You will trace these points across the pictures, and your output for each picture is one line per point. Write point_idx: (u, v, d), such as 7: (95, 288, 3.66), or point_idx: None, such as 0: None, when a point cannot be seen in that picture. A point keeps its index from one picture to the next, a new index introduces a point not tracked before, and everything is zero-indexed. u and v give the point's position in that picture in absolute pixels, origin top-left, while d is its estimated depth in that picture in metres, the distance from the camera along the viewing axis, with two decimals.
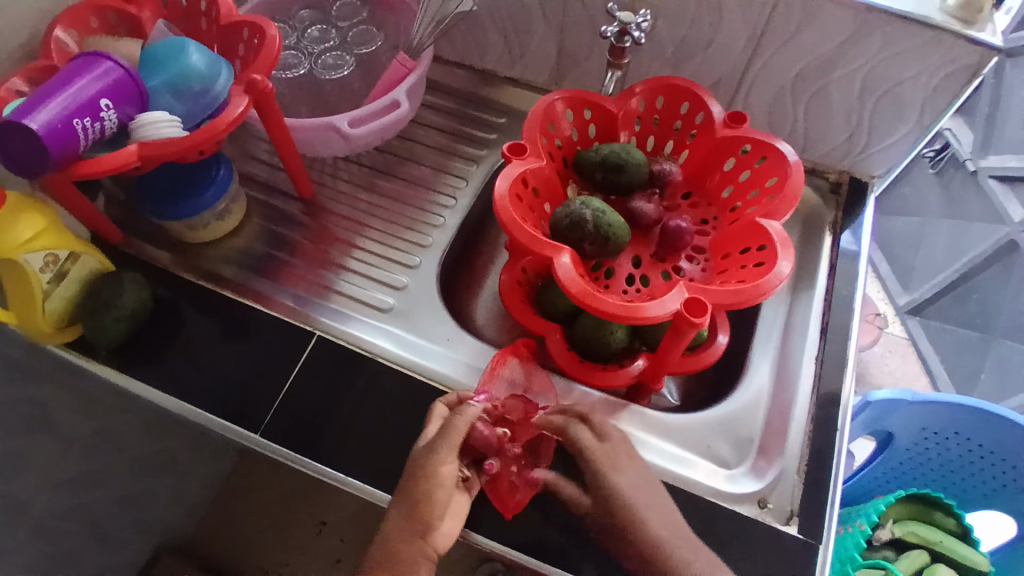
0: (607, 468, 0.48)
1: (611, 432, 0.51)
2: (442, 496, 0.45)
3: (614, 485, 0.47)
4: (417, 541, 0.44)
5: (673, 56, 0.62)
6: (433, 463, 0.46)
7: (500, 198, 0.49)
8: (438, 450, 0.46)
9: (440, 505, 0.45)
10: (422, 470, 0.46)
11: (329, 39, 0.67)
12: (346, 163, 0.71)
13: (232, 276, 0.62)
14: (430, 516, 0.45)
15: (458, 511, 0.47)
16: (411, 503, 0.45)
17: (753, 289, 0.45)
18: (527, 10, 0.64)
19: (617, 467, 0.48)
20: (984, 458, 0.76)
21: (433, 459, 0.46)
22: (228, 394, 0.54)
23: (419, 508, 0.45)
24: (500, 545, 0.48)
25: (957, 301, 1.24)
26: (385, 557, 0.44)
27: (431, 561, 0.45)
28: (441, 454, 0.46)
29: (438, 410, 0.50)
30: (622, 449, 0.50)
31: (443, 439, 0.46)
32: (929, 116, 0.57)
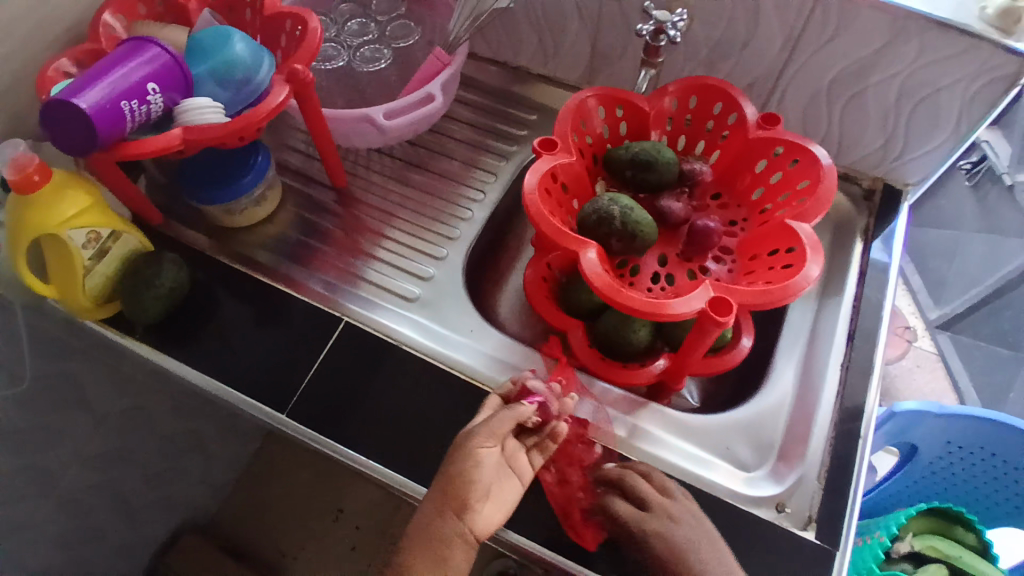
0: (652, 531, 0.47)
1: (649, 495, 0.48)
2: (483, 478, 0.45)
3: (660, 550, 0.46)
4: (456, 520, 0.44)
5: (708, 57, 0.62)
6: (472, 448, 0.45)
7: (529, 192, 0.50)
8: (484, 436, 0.46)
9: (482, 489, 0.45)
10: (462, 453, 0.45)
11: (367, 32, 0.69)
12: (379, 155, 0.72)
13: (264, 261, 0.64)
14: (470, 498, 0.44)
15: (502, 500, 0.46)
16: (453, 487, 0.44)
17: (781, 290, 0.45)
18: (562, 8, 0.65)
19: (661, 530, 0.46)
20: (1011, 476, 0.74)
21: (475, 444, 0.45)
22: (258, 374, 0.56)
23: (460, 491, 0.44)
24: (526, 540, 0.48)
25: (990, 316, 1.21)
26: (423, 534, 0.44)
27: (471, 544, 0.44)
28: (483, 438, 0.46)
29: (492, 402, 0.51)
30: (665, 512, 0.47)
31: (490, 427, 0.46)
32: (966, 124, 0.56)
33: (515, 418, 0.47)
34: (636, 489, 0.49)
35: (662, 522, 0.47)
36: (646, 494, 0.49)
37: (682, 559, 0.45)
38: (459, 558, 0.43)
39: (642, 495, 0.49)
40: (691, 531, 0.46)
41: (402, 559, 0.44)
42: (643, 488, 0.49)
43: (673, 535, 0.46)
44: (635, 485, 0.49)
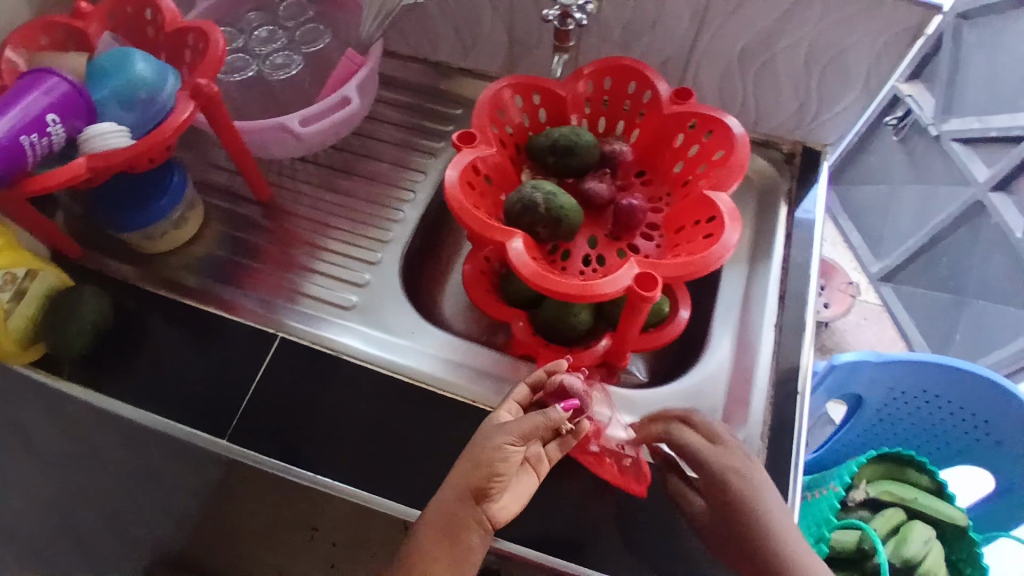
0: (726, 468, 0.46)
1: (717, 434, 0.49)
2: (508, 471, 0.43)
3: (734, 485, 0.45)
4: (476, 508, 0.42)
5: (621, 37, 0.62)
6: (501, 440, 0.43)
7: (450, 187, 0.49)
8: (513, 429, 0.44)
9: (504, 481, 0.43)
10: (488, 445, 0.43)
11: (276, 40, 0.67)
12: (304, 164, 0.71)
13: (193, 284, 0.62)
14: (492, 488, 0.43)
15: (518, 490, 0.45)
16: (478, 478, 0.42)
17: (702, 260, 0.46)
18: (474, 0, 0.64)
19: (733, 466, 0.46)
20: (956, 415, 0.77)
21: (505, 437, 0.44)
22: (196, 400, 0.55)
23: (486, 482, 0.42)
24: (513, 546, 0.48)
25: (928, 264, 1.26)
26: (442, 521, 0.42)
27: (486, 533, 0.42)
28: (512, 432, 0.44)
29: (521, 392, 0.50)
30: (735, 450, 0.47)
31: (522, 422, 0.44)
32: (875, 81, 0.58)
33: (546, 422, 0.44)
34: (705, 428, 0.49)
35: (735, 459, 0.47)
36: (716, 433, 0.49)
37: (754, 495, 0.45)
38: (476, 545, 0.42)
39: (711, 433, 0.49)
40: (759, 470, 0.46)
41: (415, 549, 0.42)
42: (714, 427, 0.49)
43: (747, 471, 0.46)
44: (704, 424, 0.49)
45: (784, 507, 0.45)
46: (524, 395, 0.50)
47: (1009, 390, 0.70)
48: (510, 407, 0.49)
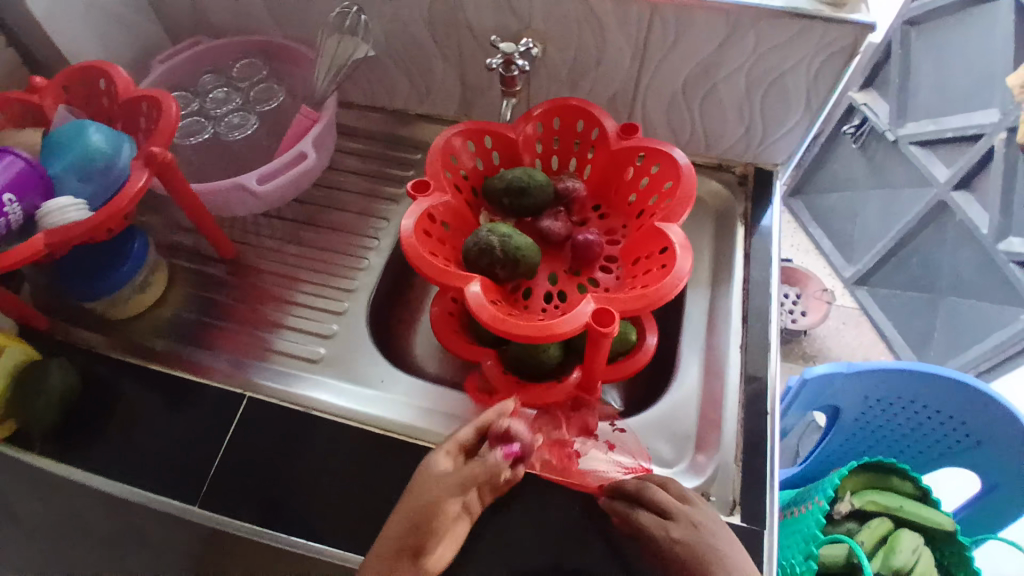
0: (670, 543, 0.44)
1: (668, 504, 0.46)
2: (441, 524, 0.44)
3: (683, 561, 0.43)
4: (412, 563, 0.42)
5: (568, 76, 0.64)
6: (434, 493, 0.43)
7: (406, 237, 0.49)
8: (448, 485, 0.44)
9: (438, 535, 0.44)
10: (422, 499, 0.43)
11: (231, 100, 0.69)
12: (267, 219, 0.71)
13: (162, 348, 0.62)
14: (428, 543, 0.43)
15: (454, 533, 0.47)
16: (410, 537, 0.42)
17: (657, 291, 0.47)
18: (424, 50, 0.66)
19: (676, 540, 0.44)
20: (934, 418, 0.77)
21: (440, 489, 0.43)
22: (166, 467, 0.54)
23: (418, 537, 0.43)
24: None
25: (899, 265, 1.28)
26: None
27: None
28: (447, 487, 0.44)
29: (460, 436, 0.47)
30: (686, 521, 0.45)
31: (458, 474, 0.44)
32: (816, 101, 0.59)
33: (486, 474, 0.45)
34: (655, 500, 0.47)
35: (683, 532, 0.45)
36: (666, 502, 0.46)
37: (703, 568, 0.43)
38: None
39: (660, 503, 0.47)
40: (719, 534, 0.44)
41: None
42: (663, 496, 0.47)
43: (695, 543, 0.44)
44: (653, 493, 0.47)
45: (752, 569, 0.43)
46: (467, 437, 0.47)
47: (980, 389, 0.71)
48: (444, 453, 0.46)
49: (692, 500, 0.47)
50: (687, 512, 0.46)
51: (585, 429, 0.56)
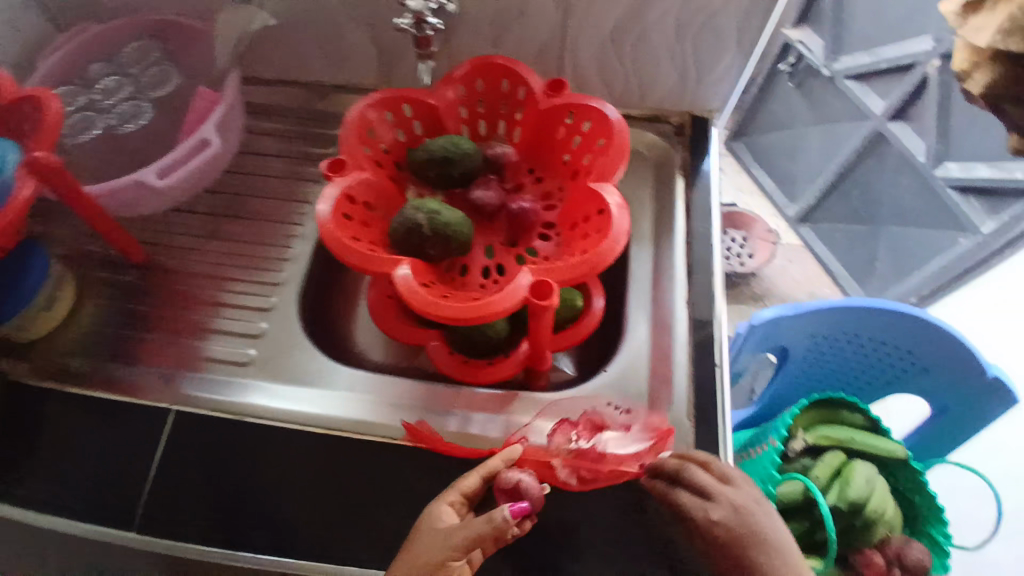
0: (705, 525, 0.42)
1: (705, 483, 0.43)
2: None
3: (720, 544, 0.41)
4: None
5: (490, 31, 0.59)
6: (441, 556, 0.39)
7: (323, 223, 0.45)
8: (453, 549, 0.39)
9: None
10: (429, 561, 0.39)
11: (121, 88, 0.62)
12: (178, 214, 0.65)
13: (79, 368, 0.56)
14: None
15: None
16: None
17: (595, 257, 0.45)
18: (332, 15, 0.60)
19: (711, 522, 0.41)
20: (881, 349, 0.78)
21: (446, 551, 0.39)
22: (93, 495, 0.50)
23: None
24: None
25: (840, 199, 1.29)
26: None
27: None
28: (454, 550, 0.39)
29: (466, 483, 0.45)
30: (724, 502, 0.42)
31: (463, 537, 0.39)
32: (748, 41, 0.57)
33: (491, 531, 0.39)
34: (692, 478, 0.44)
35: (722, 514, 0.41)
36: (704, 482, 0.43)
37: (743, 551, 0.40)
38: None
39: (698, 483, 0.44)
40: (766, 516, 0.41)
41: None
42: (701, 475, 0.44)
43: (734, 525, 0.41)
44: (691, 473, 0.44)
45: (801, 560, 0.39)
46: (474, 485, 0.45)
47: (925, 319, 0.71)
48: (448, 510, 0.43)
49: (739, 481, 0.44)
50: (732, 492, 0.43)
51: (595, 426, 0.51)
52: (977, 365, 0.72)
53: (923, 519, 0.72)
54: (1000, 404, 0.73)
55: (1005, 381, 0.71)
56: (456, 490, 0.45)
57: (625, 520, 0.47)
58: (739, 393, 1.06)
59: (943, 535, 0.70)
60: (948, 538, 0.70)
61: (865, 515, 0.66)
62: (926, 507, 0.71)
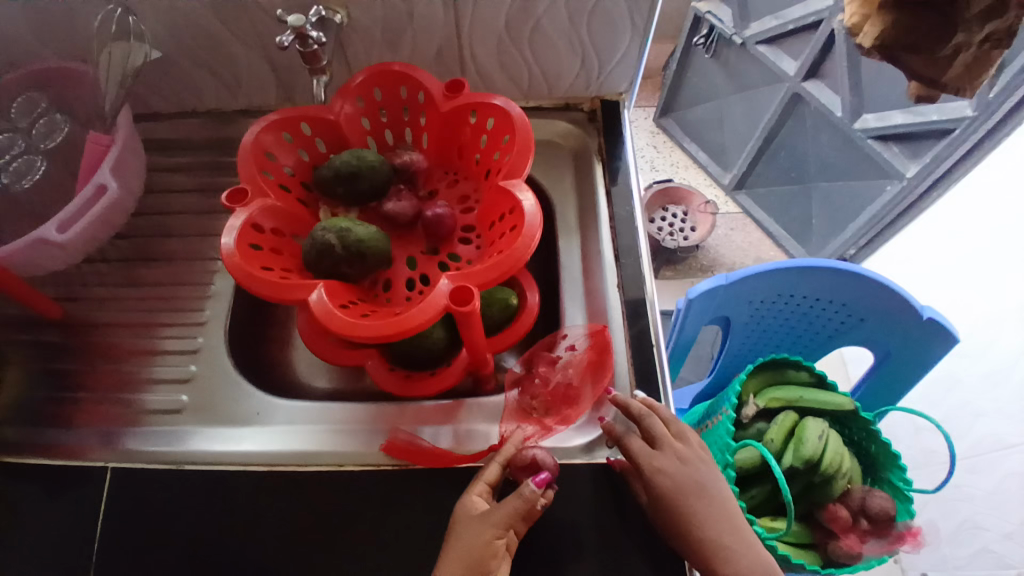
0: (654, 473, 0.45)
1: (660, 433, 0.47)
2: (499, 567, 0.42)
3: (665, 492, 0.44)
4: None
5: (384, 38, 0.59)
6: (488, 535, 0.41)
7: (228, 257, 0.44)
8: (498, 528, 0.42)
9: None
10: (478, 546, 0.41)
11: (13, 146, 0.59)
12: (91, 265, 0.63)
13: (12, 439, 0.54)
14: None
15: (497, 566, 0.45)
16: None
17: (512, 255, 0.45)
18: (219, 40, 0.58)
19: (661, 470, 0.45)
20: (819, 305, 0.80)
21: (492, 530, 0.41)
22: (32, 571, 0.48)
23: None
24: None
25: (770, 162, 1.33)
26: None
27: None
28: (499, 528, 0.42)
29: (490, 471, 0.46)
30: (673, 454, 0.46)
31: (504, 514, 0.42)
32: (641, 21, 0.56)
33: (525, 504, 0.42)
34: (647, 428, 0.48)
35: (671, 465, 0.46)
36: (659, 433, 0.47)
37: (685, 498, 0.44)
38: None
39: (653, 433, 0.47)
40: (706, 471, 0.46)
41: None
42: (658, 427, 0.47)
43: (680, 475, 0.45)
44: (648, 421, 0.48)
45: (724, 513, 0.45)
46: (496, 473, 0.46)
47: (855, 271, 0.74)
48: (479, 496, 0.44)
49: (688, 439, 0.48)
50: (679, 448, 0.47)
51: (550, 363, 0.56)
52: (912, 308, 0.74)
53: (885, 467, 0.71)
54: (940, 344, 0.75)
55: (940, 321, 0.72)
56: (482, 480, 0.45)
57: (581, 508, 0.47)
58: (699, 361, 1.12)
59: (903, 480, 0.69)
60: (909, 483, 0.69)
61: (822, 471, 0.66)
62: (882, 455, 0.71)
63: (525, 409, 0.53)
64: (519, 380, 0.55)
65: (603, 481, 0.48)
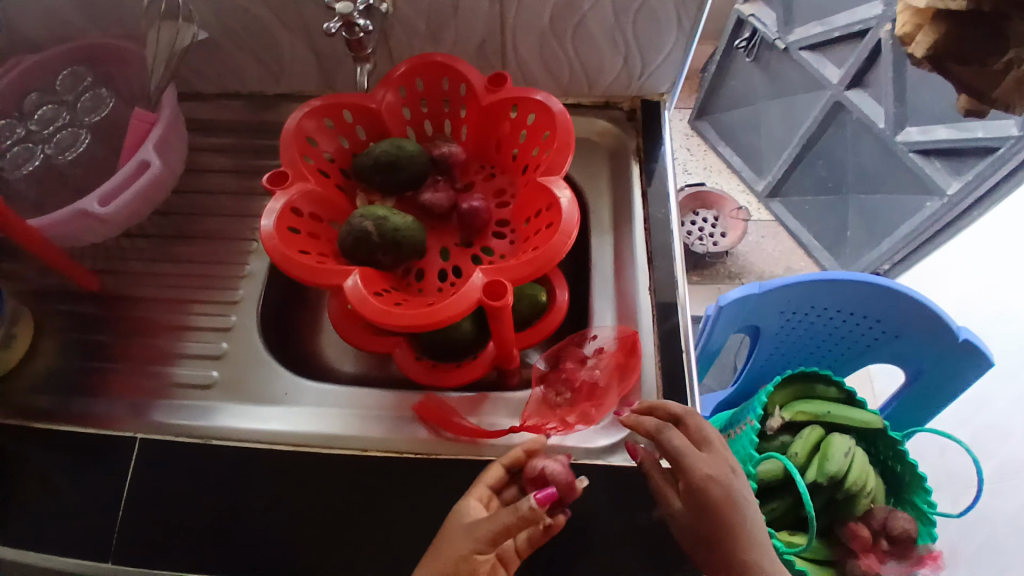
0: (709, 477, 0.42)
1: (711, 437, 0.45)
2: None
3: (719, 498, 0.41)
4: None
5: (428, 29, 0.59)
6: (468, 547, 0.38)
7: (267, 239, 0.44)
8: (478, 545, 0.38)
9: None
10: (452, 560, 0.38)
11: (59, 118, 0.61)
12: (130, 240, 0.64)
13: (47, 405, 0.55)
14: None
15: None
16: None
17: (547, 252, 0.45)
18: (265, 26, 0.59)
19: (715, 475, 0.42)
20: (852, 319, 0.79)
21: (472, 543, 0.38)
22: (62, 534, 0.49)
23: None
24: None
25: (806, 170, 1.31)
26: None
27: None
28: (480, 544, 0.38)
29: (494, 473, 0.46)
30: (724, 461, 0.44)
31: (487, 531, 0.38)
32: (688, 21, 0.55)
33: (513, 518, 0.37)
34: (696, 430, 0.45)
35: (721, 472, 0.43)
36: (709, 439, 0.45)
37: (735, 508, 0.42)
38: None
39: (704, 436, 0.45)
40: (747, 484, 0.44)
41: None
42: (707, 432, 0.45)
43: (731, 484, 0.43)
44: (698, 424, 0.45)
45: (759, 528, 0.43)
46: (498, 477, 0.46)
47: (892, 287, 0.72)
48: (475, 503, 0.44)
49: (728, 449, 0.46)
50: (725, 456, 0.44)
51: (579, 361, 0.55)
52: (948, 328, 0.72)
53: (909, 488, 0.70)
54: (975, 366, 0.73)
55: (976, 342, 0.71)
56: (484, 483, 0.46)
57: (601, 509, 0.47)
58: (724, 369, 1.11)
59: (927, 502, 0.67)
60: (933, 506, 0.67)
61: (846, 488, 0.65)
62: (907, 475, 0.69)
63: (551, 408, 0.54)
64: (546, 377, 0.55)
65: (625, 483, 0.48)
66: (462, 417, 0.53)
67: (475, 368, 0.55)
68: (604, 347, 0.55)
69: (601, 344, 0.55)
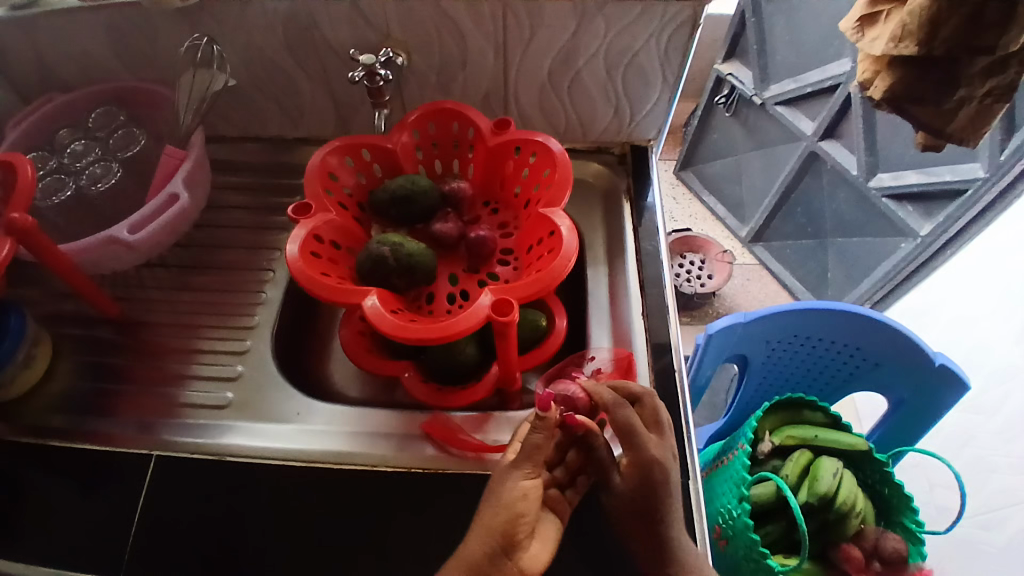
0: (655, 459, 0.46)
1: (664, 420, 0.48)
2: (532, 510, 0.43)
3: (661, 481, 0.46)
4: (503, 549, 0.41)
5: (438, 80, 0.65)
6: (514, 474, 0.45)
7: (292, 262, 0.48)
8: (521, 466, 0.45)
9: (530, 521, 0.43)
10: (506, 487, 0.44)
11: (90, 152, 0.65)
12: (149, 269, 0.68)
13: (60, 424, 0.57)
14: (519, 532, 0.42)
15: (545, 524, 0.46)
16: (506, 516, 0.42)
17: (551, 272, 0.49)
18: (287, 74, 0.65)
19: (663, 457, 0.46)
20: (835, 348, 0.83)
21: (519, 470, 0.45)
22: (74, 547, 0.50)
23: (515, 523, 0.42)
24: None
25: (786, 215, 1.38)
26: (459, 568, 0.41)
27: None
28: (523, 465, 0.45)
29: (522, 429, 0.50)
30: (667, 444, 0.47)
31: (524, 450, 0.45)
32: (671, 75, 0.62)
33: (534, 442, 0.45)
34: (652, 412, 0.48)
35: (664, 453, 0.47)
36: (660, 420, 0.48)
37: (670, 490, 0.46)
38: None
39: (658, 419, 0.48)
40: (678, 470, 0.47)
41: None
42: (664, 415, 0.49)
43: (671, 466, 0.46)
44: (656, 408, 0.48)
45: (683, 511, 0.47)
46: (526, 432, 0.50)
47: (870, 317, 0.77)
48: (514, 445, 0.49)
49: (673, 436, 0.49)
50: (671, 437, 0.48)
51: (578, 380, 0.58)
52: (925, 354, 0.76)
53: (897, 510, 0.72)
54: (952, 391, 0.77)
55: (952, 368, 0.74)
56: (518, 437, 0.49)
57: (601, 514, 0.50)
58: (714, 404, 1.15)
59: (915, 522, 0.70)
60: (921, 526, 0.70)
61: (837, 508, 0.67)
62: (895, 499, 0.72)
63: None
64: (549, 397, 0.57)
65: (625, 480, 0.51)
66: (468, 434, 0.56)
67: (478, 389, 0.57)
68: (600, 363, 0.58)
69: (597, 360, 0.58)
